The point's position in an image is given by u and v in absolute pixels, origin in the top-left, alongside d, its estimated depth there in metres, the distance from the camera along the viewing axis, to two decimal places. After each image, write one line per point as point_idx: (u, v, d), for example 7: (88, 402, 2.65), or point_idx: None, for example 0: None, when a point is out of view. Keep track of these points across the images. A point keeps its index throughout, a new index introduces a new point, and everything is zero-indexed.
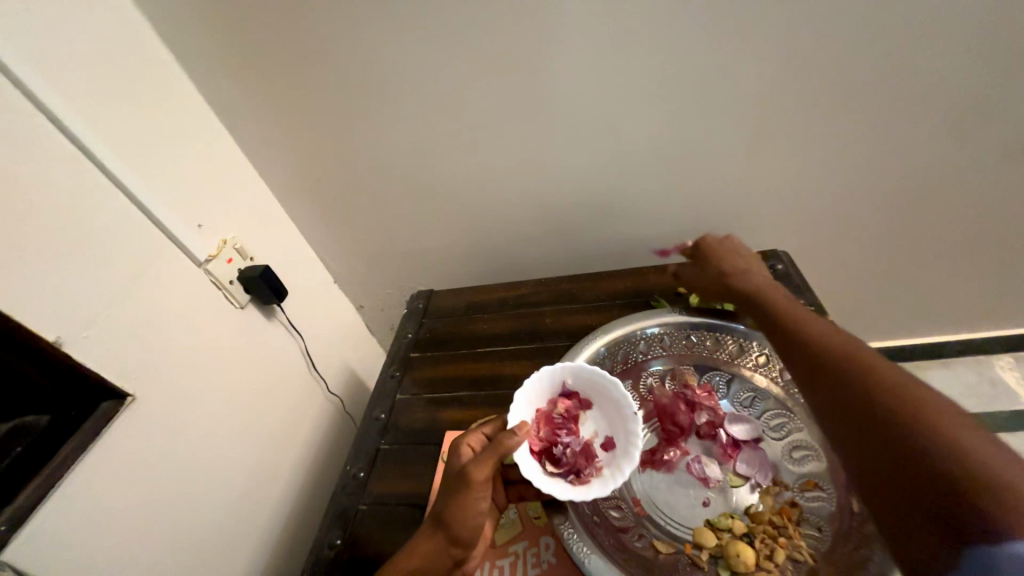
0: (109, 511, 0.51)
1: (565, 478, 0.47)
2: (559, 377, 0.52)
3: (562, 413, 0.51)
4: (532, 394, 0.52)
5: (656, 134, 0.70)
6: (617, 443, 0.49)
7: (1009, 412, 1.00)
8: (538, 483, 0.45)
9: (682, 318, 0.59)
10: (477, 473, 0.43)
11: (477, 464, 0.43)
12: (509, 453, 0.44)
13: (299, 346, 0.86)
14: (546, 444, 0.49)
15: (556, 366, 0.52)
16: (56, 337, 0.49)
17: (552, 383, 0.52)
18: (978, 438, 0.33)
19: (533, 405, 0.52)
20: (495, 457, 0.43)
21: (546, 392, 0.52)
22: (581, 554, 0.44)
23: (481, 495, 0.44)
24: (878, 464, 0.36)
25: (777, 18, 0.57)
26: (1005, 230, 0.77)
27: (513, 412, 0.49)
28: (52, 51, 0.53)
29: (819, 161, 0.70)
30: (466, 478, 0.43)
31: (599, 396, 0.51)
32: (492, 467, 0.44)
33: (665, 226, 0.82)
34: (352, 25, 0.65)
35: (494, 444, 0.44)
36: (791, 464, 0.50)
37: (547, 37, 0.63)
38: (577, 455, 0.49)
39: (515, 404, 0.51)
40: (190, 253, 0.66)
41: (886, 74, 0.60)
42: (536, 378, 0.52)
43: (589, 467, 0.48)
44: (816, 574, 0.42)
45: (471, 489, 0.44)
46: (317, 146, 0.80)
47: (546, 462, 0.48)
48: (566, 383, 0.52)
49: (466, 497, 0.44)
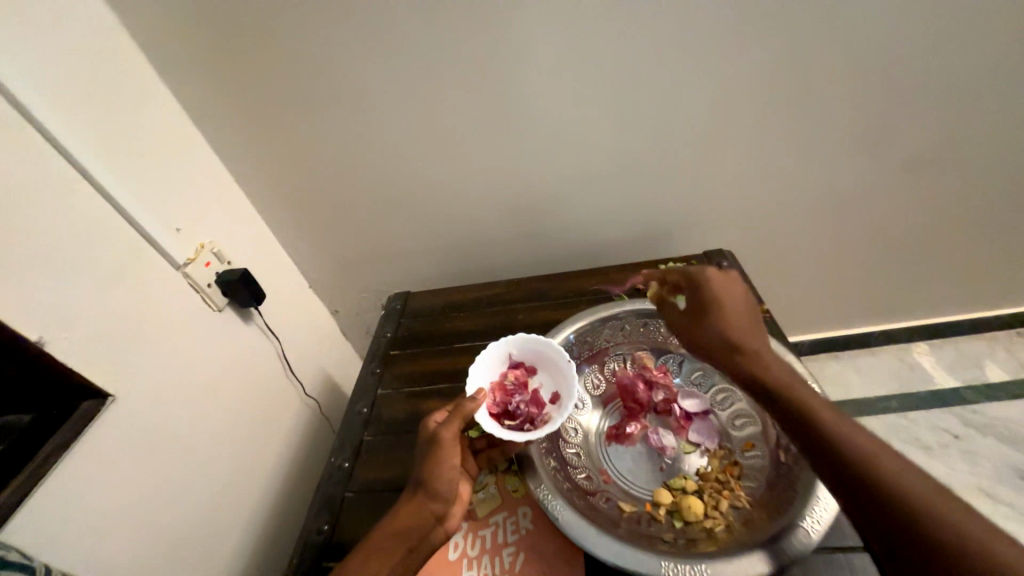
0: (94, 506, 0.52)
1: (522, 427, 0.54)
2: (505, 350, 0.61)
3: (512, 378, 0.59)
4: (485, 367, 0.60)
5: (614, 145, 0.79)
6: (561, 393, 0.57)
7: (925, 392, 1.11)
8: (497, 433, 0.52)
9: (639, 307, 0.66)
10: (446, 432, 0.51)
11: (445, 425, 0.51)
12: (471, 412, 0.52)
13: (276, 349, 0.87)
14: (502, 405, 0.56)
15: (501, 341, 0.60)
16: (38, 335, 0.50)
17: (501, 356, 0.61)
18: (962, 512, 0.37)
19: (487, 376, 0.60)
20: (459, 417, 0.51)
21: (497, 365, 0.60)
22: (553, 508, 0.50)
23: (452, 454, 0.51)
24: (883, 534, 0.39)
25: (706, 49, 0.68)
26: (899, 228, 0.92)
27: (470, 382, 0.58)
28: (33, 55, 0.54)
29: (750, 171, 0.82)
30: (436, 438, 0.51)
31: (541, 360, 0.60)
32: (457, 426, 0.51)
33: (626, 229, 0.91)
34: (331, 39, 0.69)
35: (457, 407, 0.52)
36: (734, 430, 0.58)
37: (515, 58, 0.70)
38: (529, 407, 0.56)
39: (471, 377, 0.59)
40: (168, 255, 0.67)
41: (794, 98, 0.73)
42: (486, 353, 0.60)
43: (540, 415, 0.56)
44: (750, 516, 0.50)
45: (441, 448, 0.50)
46: (295, 154, 0.83)
47: (503, 419, 0.55)
48: (513, 354, 0.61)
49: (438, 456, 0.50)
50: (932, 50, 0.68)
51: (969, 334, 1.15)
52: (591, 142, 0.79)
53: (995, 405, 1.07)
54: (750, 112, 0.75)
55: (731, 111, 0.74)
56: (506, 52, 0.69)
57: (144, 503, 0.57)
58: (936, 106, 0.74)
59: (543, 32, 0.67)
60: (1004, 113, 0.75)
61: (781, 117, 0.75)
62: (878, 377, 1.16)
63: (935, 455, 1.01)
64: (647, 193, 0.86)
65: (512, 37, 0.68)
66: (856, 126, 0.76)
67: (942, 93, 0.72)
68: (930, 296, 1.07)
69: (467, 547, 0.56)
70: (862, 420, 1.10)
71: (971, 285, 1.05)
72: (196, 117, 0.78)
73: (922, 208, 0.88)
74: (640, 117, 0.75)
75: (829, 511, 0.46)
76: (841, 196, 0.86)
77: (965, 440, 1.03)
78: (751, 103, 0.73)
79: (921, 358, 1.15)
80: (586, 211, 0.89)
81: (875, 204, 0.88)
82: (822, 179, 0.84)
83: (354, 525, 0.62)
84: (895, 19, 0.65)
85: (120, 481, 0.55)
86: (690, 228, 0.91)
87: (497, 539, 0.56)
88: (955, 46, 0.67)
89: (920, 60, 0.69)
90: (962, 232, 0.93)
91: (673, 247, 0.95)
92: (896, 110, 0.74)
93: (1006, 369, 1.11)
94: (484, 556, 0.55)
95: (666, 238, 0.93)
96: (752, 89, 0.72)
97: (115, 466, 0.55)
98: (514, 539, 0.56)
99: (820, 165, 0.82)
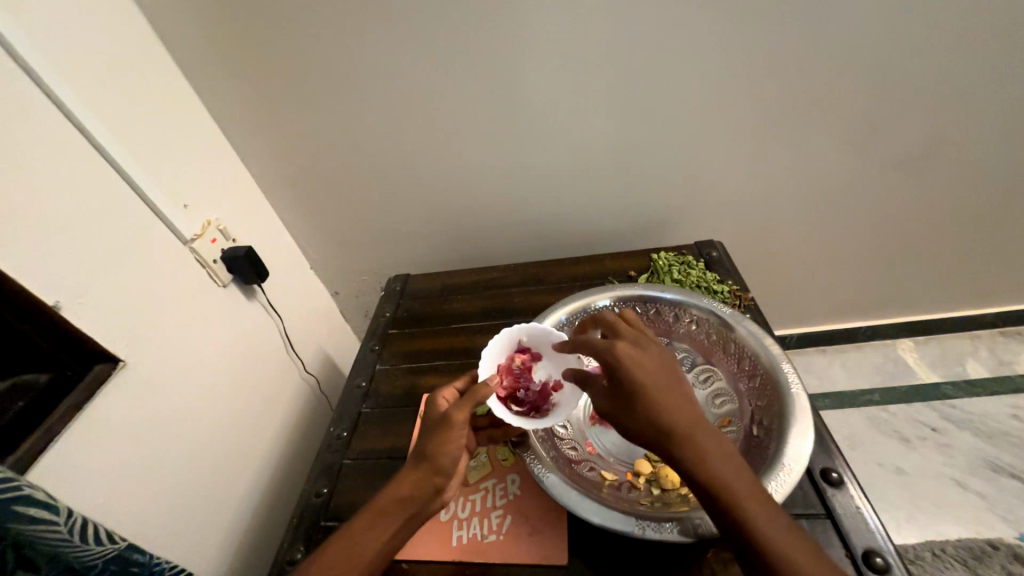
0: (109, 463, 0.55)
1: (529, 414, 0.56)
2: (515, 335, 0.61)
3: (519, 363, 0.60)
4: (495, 351, 0.61)
5: (612, 137, 0.81)
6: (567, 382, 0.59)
7: (907, 387, 1.15)
8: (509, 420, 0.54)
9: (628, 292, 0.70)
10: (457, 414, 0.51)
11: (457, 407, 0.51)
12: (483, 397, 0.52)
13: (277, 326, 0.90)
14: (510, 391, 0.58)
15: (512, 327, 0.61)
16: (56, 301, 0.52)
17: (510, 341, 0.61)
18: None
19: (495, 360, 0.60)
20: (472, 402, 0.51)
21: (505, 349, 0.61)
22: (539, 471, 0.55)
23: (460, 435, 0.51)
24: None
25: (706, 43, 0.69)
26: (888, 226, 0.95)
27: (482, 367, 0.59)
28: (48, 29, 0.56)
29: (744, 165, 0.84)
30: (447, 418, 0.51)
31: (549, 348, 0.61)
32: (469, 410, 0.51)
33: (622, 220, 0.94)
34: (338, 23, 0.70)
35: (472, 391, 0.52)
36: (713, 408, 0.64)
37: (518, 46, 0.71)
38: (537, 395, 0.58)
39: (483, 360, 0.60)
40: (176, 230, 0.69)
41: (789, 94, 0.75)
42: (497, 339, 0.61)
43: (547, 403, 0.58)
44: None
45: (451, 429, 0.51)
46: (300, 136, 0.84)
47: (511, 404, 0.57)
48: (521, 340, 0.62)
49: (447, 435, 0.51)
50: (923, 50, 0.70)
51: (952, 332, 1.19)
52: (591, 132, 0.81)
53: (972, 400, 1.10)
54: (746, 107, 0.76)
55: (728, 105, 0.76)
56: (510, 40, 0.71)
57: (153, 465, 0.60)
58: (926, 106, 0.76)
59: (547, 22, 0.69)
60: (992, 115, 0.77)
61: (776, 112, 0.77)
62: (863, 372, 1.19)
63: (911, 447, 1.05)
64: (643, 184, 0.88)
65: (516, 26, 0.69)
66: (848, 124, 0.78)
67: (931, 93, 0.74)
68: (917, 294, 1.10)
69: (458, 510, 0.61)
70: (843, 412, 1.13)
71: (957, 284, 1.07)
72: (204, 95, 0.79)
73: (910, 207, 0.91)
74: (638, 109, 0.77)
75: (791, 477, 0.49)
76: (831, 193, 0.89)
77: (942, 433, 1.06)
78: (747, 97, 0.75)
79: (905, 354, 1.19)
80: (583, 200, 0.91)
81: (864, 202, 0.90)
82: (814, 175, 0.86)
83: (352, 491, 0.65)
84: (889, 19, 0.67)
85: (133, 442, 0.58)
86: (683, 220, 0.94)
87: (487, 503, 0.61)
88: (945, 48, 0.70)
89: (912, 60, 0.71)
90: (948, 232, 0.95)
91: (666, 238, 0.97)
92: (887, 109, 0.76)
93: (985, 366, 1.14)
94: (474, 518, 0.60)
95: (659, 229, 0.96)
96: (748, 85, 0.74)
97: (127, 428, 0.57)
98: (502, 503, 0.61)
99: (812, 161, 0.84)
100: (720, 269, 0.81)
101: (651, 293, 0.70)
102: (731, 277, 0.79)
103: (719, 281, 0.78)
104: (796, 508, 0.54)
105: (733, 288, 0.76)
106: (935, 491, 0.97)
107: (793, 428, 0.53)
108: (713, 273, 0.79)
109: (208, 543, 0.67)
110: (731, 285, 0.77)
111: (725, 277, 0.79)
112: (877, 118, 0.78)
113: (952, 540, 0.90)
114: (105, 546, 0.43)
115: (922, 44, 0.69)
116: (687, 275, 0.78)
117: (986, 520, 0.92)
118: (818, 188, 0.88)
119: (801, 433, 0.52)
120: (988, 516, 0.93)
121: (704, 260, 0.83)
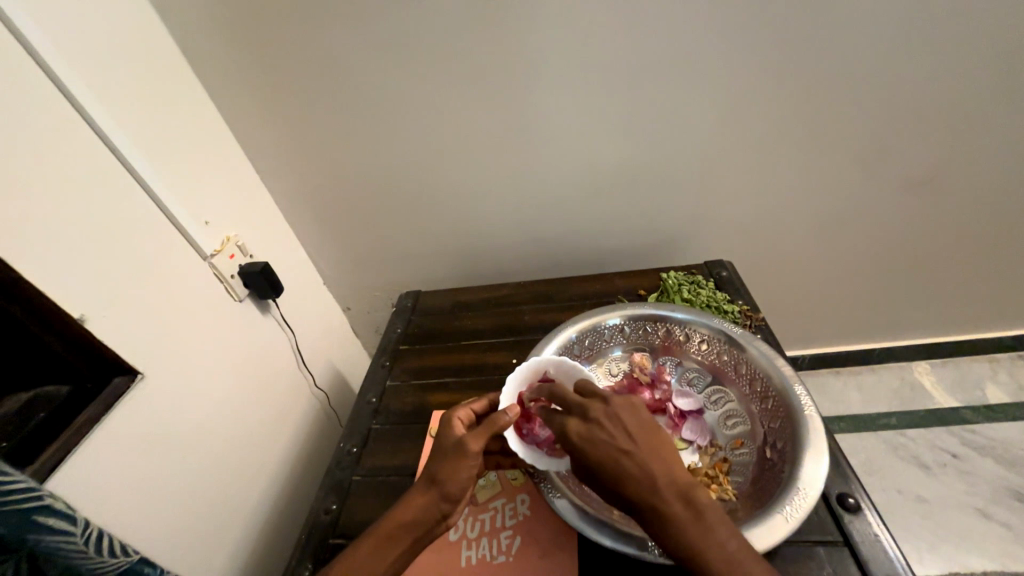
0: (122, 473, 0.55)
1: (543, 450, 0.55)
2: (542, 366, 0.59)
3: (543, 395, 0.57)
4: (519, 379, 0.59)
5: (617, 157, 0.83)
6: None
7: (925, 411, 1.12)
8: (522, 454, 0.55)
9: (635, 312, 0.71)
10: (474, 443, 0.50)
11: (475, 436, 0.50)
12: (500, 429, 0.51)
13: (290, 340, 0.91)
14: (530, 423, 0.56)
15: (541, 357, 0.59)
16: (80, 313, 0.54)
17: (536, 371, 0.60)
18: None
19: (518, 388, 0.59)
20: (490, 431, 0.50)
21: (529, 378, 0.59)
22: (550, 494, 0.55)
23: (472, 464, 0.50)
24: None
25: (707, 69, 0.72)
26: (901, 245, 0.94)
27: (505, 394, 0.58)
28: (84, 58, 0.60)
29: (750, 185, 0.85)
30: (463, 447, 0.50)
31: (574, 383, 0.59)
32: (485, 440, 0.50)
33: (630, 238, 0.95)
34: (353, 51, 0.74)
35: (489, 420, 0.51)
36: (725, 429, 0.62)
37: (526, 74, 0.74)
38: None
39: (506, 388, 0.58)
40: (198, 247, 0.72)
41: (789, 117, 0.77)
42: (525, 365, 0.59)
43: None
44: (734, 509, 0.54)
45: (464, 458, 0.50)
46: (316, 156, 0.87)
47: (525, 432, 0.56)
48: (548, 372, 0.60)
49: (460, 462, 0.50)
50: (925, 74, 0.71)
51: (969, 355, 1.17)
52: (598, 153, 0.82)
53: (993, 426, 1.07)
54: (751, 129, 0.78)
55: (732, 127, 0.78)
56: (519, 64, 0.73)
57: (164, 475, 0.61)
58: (929, 128, 0.77)
59: (555, 48, 0.71)
60: (1000, 134, 0.77)
61: (779, 135, 0.79)
62: (878, 395, 1.17)
63: (931, 473, 1.02)
64: (651, 202, 0.89)
65: (525, 50, 0.72)
66: (854, 144, 0.79)
67: (936, 113, 0.75)
68: (931, 316, 1.09)
69: (467, 530, 0.60)
70: (859, 436, 1.11)
71: (971, 306, 1.06)
72: (227, 118, 0.83)
73: (921, 227, 0.91)
74: (644, 131, 0.79)
75: (806, 501, 0.48)
76: (840, 213, 0.89)
77: (963, 460, 1.03)
78: (751, 121, 0.77)
79: (921, 376, 1.17)
80: (592, 219, 0.92)
81: (873, 223, 0.90)
82: (822, 194, 0.86)
83: (360, 509, 0.65)
84: (890, 44, 0.68)
85: (143, 455, 0.58)
86: (691, 239, 0.94)
87: (496, 522, 0.60)
88: (948, 70, 0.71)
89: (912, 85, 0.72)
90: (960, 253, 0.95)
91: (675, 256, 0.98)
92: (892, 130, 0.77)
93: (1005, 391, 1.11)
94: (483, 538, 0.59)
95: (668, 247, 0.96)
96: (751, 108, 0.76)
97: (142, 440, 0.58)
98: (512, 523, 0.60)
99: (819, 182, 0.85)
100: (731, 288, 0.81)
101: (661, 312, 0.70)
102: (741, 297, 0.79)
103: (729, 301, 0.78)
104: (812, 534, 0.53)
105: (744, 308, 0.76)
106: (957, 521, 0.94)
107: (808, 450, 0.52)
108: (723, 293, 0.79)
109: (214, 559, 0.67)
110: (743, 305, 0.77)
111: (738, 296, 0.79)
112: (881, 139, 0.78)
113: (977, 573, 0.87)
114: (117, 558, 0.43)
115: (924, 67, 0.71)
116: (697, 294, 0.79)
117: (1012, 552, 0.88)
118: (824, 208, 0.88)
119: (816, 455, 0.51)
120: (1015, 548, 0.89)
121: (714, 279, 0.83)
